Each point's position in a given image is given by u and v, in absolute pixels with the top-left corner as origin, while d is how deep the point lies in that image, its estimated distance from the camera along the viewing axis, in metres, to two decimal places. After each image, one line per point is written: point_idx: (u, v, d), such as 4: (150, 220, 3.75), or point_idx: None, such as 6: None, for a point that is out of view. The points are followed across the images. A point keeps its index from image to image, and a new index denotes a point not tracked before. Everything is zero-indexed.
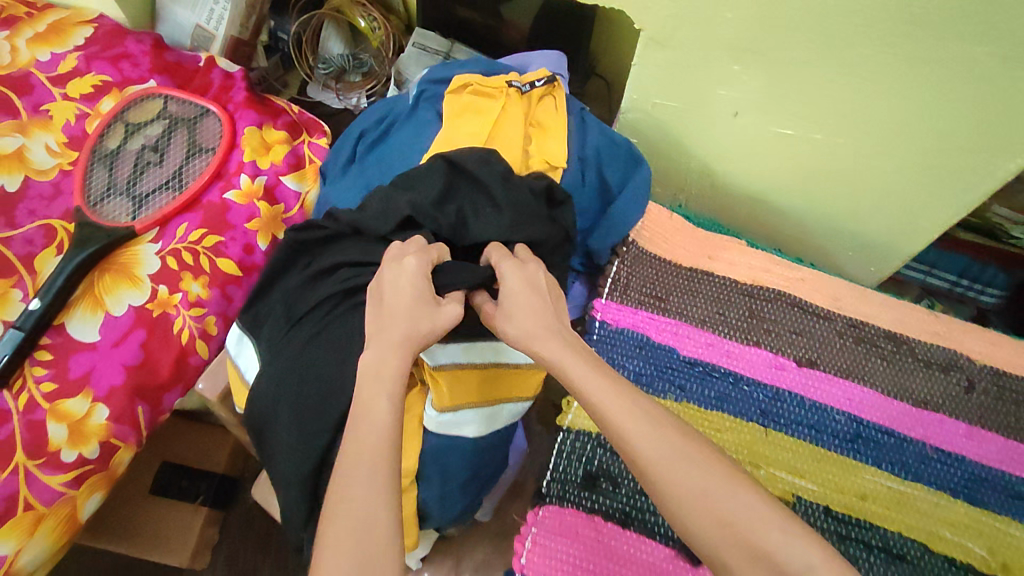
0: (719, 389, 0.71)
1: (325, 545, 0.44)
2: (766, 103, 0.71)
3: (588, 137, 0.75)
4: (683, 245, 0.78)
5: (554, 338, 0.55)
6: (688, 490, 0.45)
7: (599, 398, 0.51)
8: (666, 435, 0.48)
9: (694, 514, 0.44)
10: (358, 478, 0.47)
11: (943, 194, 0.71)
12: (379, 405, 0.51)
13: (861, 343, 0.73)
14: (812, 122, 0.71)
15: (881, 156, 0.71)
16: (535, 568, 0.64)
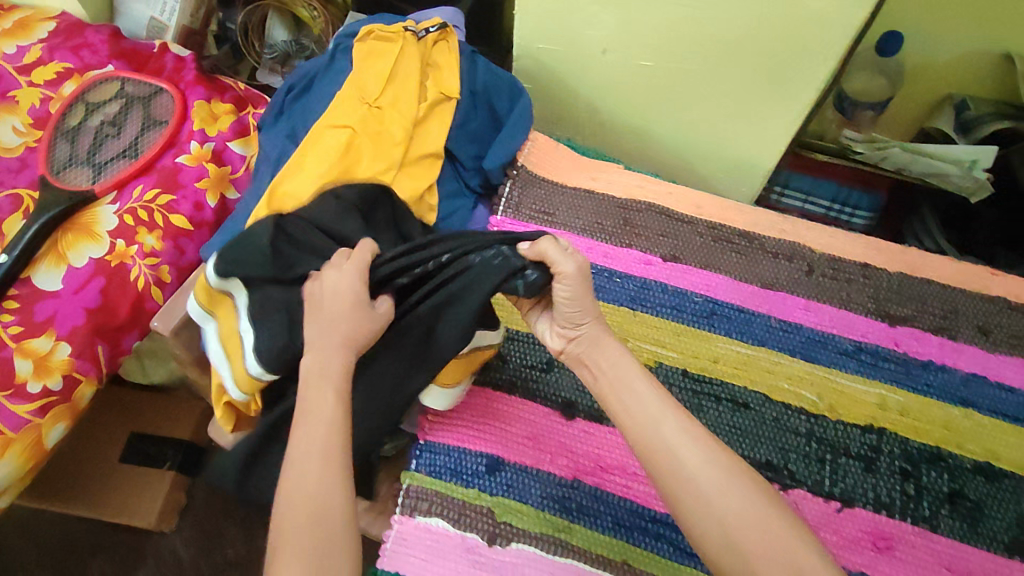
0: (596, 281, 0.82)
1: (279, 533, 0.49)
2: (626, 35, 0.84)
3: (477, 75, 0.88)
4: (567, 166, 0.90)
5: (608, 343, 0.60)
6: (698, 483, 0.50)
7: (627, 393, 0.56)
8: (686, 434, 0.53)
9: (699, 512, 0.50)
10: (312, 476, 0.51)
11: (779, 102, 0.83)
12: (322, 399, 0.54)
13: (718, 242, 0.84)
14: (665, 48, 0.83)
15: (725, 73, 0.83)
16: (435, 432, 0.72)
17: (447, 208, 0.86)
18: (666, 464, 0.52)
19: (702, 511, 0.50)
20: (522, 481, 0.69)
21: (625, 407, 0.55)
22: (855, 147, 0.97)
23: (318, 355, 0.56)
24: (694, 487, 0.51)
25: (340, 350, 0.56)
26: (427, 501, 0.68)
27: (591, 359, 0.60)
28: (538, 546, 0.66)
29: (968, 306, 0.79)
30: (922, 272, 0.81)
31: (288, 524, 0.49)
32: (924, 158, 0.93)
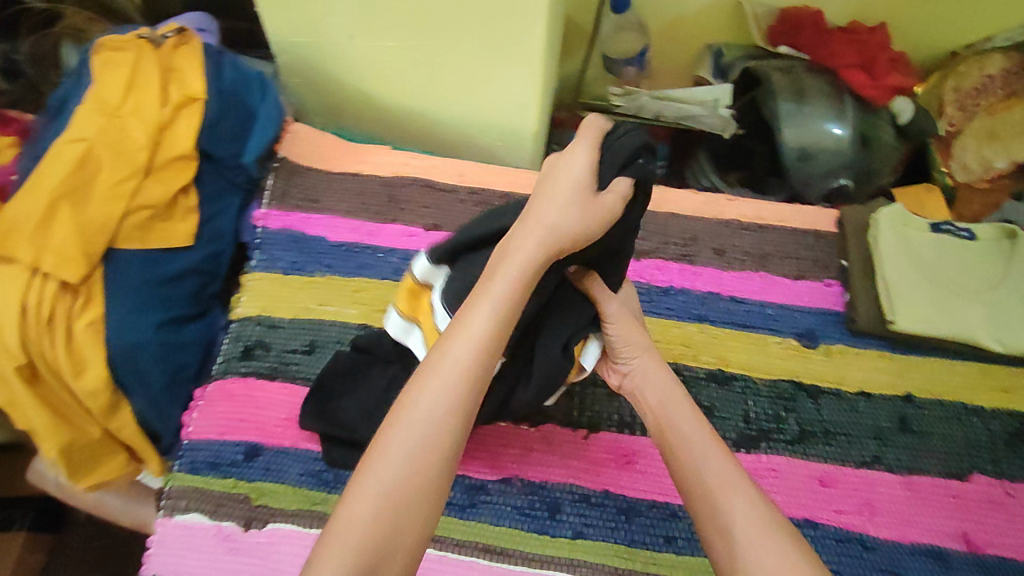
0: (361, 259, 0.83)
1: (372, 457, 0.44)
2: (365, 21, 0.86)
3: (223, 75, 0.88)
4: (330, 152, 0.92)
5: (656, 369, 0.61)
6: (712, 496, 0.48)
7: (671, 414, 0.56)
8: (719, 452, 0.51)
9: (705, 511, 0.48)
10: (417, 402, 0.45)
11: (520, 69, 0.87)
12: (473, 324, 0.48)
13: (478, 206, 0.88)
14: (403, 28, 0.85)
15: (463, 46, 0.86)
16: (198, 430, 0.73)
17: (207, 211, 0.86)
18: (689, 472, 0.50)
19: (711, 517, 0.47)
20: (279, 463, 0.71)
21: (671, 423, 0.55)
22: (616, 101, 1.05)
23: (513, 263, 0.50)
24: (705, 496, 0.48)
25: (541, 240, 0.51)
26: (185, 499, 0.70)
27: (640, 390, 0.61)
28: (296, 522, 0.67)
29: (704, 228, 0.86)
30: (665, 207, 0.88)
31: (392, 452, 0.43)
32: (672, 103, 1.01)
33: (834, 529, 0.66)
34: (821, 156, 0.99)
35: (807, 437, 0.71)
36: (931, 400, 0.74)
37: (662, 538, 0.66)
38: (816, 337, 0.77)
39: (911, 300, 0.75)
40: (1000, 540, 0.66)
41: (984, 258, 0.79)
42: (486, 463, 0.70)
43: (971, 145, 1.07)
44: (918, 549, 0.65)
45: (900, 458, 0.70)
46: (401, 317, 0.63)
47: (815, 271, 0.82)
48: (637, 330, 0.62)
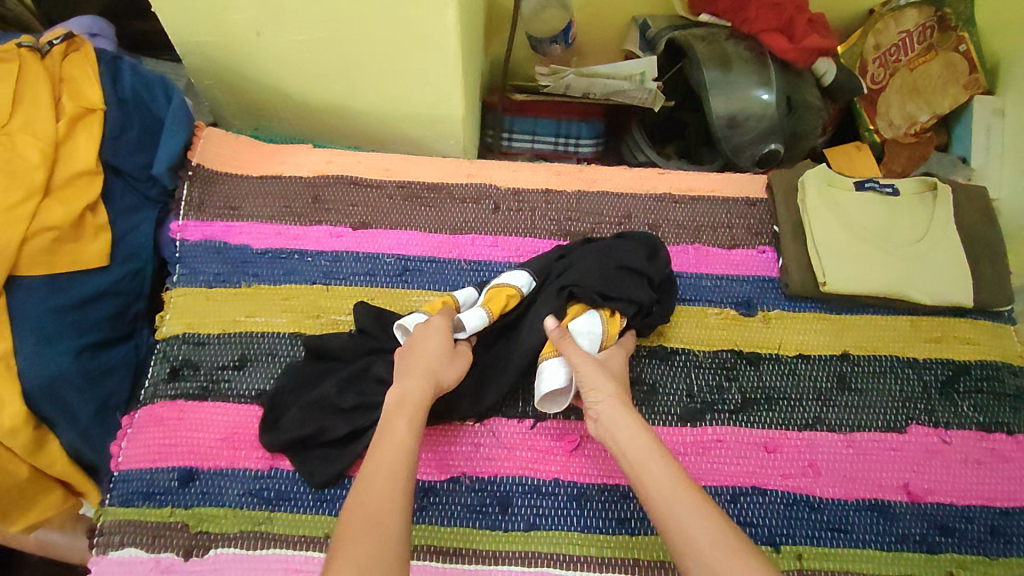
0: (288, 265, 0.80)
1: (342, 544, 0.47)
2: (268, 17, 0.80)
3: (122, 81, 0.83)
4: (248, 155, 0.88)
5: (624, 407, 0.59)
6: (680, 521, 0.49)
7: (635, 447, 0.56)
8: (681, 481, 0.52)
9: (673, 532, 0.49)
10: (371, 492, 0.51)
11: (439, 55, 0.84)
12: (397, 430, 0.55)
13: (407, 199, 0.85)
14: (309, 22, 0.80)
15: (376, 35, 0.81)
16: (129, 459, 0.70)
17: (126, 224, 0.82)
18: (659, 504, 0.51)
19: (680, 541, 0.48)
20: (217, 486, 0.68)
21: (637, 458, 0.55)
22: (542, 82, 1.03)
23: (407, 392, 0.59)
24: (674, 523, 0.49)
25: (425, 381, 0.60)
26: (119, 533, 0.66)
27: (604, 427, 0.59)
28: (238, 546, 0.65)
29: (637, 203, 0.85)
30: (598, 185, 0.87)
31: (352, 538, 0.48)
32: (598, 79, 0.99)
33: (781, 493, 0.67)
34: (748, 123, 0.99)
35: (750, 405, 0.72)
36: (866, 356, 0.75)
37: (615, 521, 0.66)
38: (753, 305, 0.78)
39: (841, 261, 0.76)
40: (939, 487, 0.68)
41: (908, 213, 0.80)
42: (433, 464, 0.68)
43: (895, 101, 1.12)
44: (862, 504, 0.67)
45: (840, 417, 0.71)
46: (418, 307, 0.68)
47: (748, 239, 0.83)
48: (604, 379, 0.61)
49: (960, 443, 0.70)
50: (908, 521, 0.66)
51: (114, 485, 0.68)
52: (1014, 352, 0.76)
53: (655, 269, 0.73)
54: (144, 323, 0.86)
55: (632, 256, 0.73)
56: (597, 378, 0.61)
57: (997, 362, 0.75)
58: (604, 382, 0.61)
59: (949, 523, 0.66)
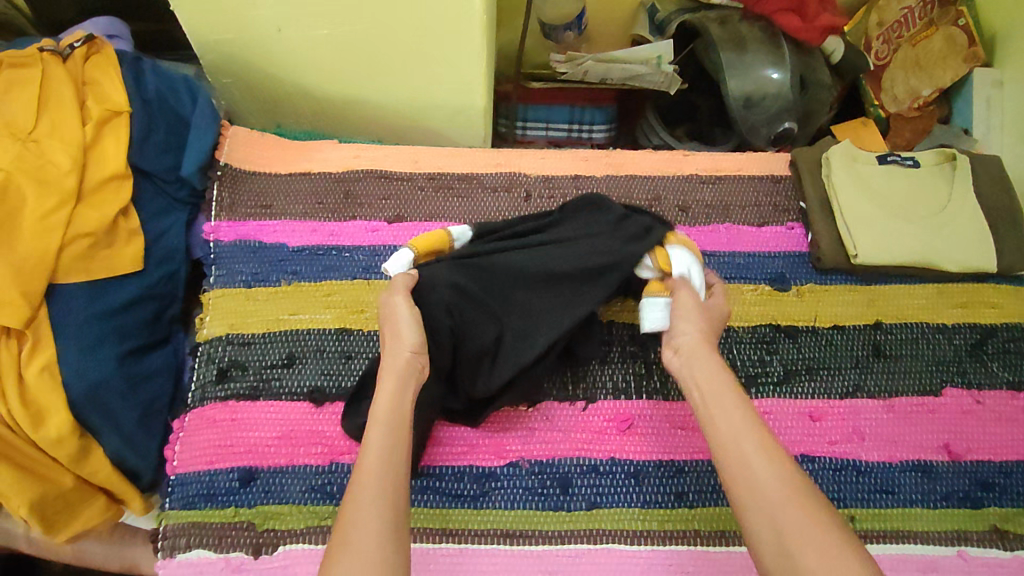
0: (326, 261, 0.80)
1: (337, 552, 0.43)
2: (291, 12, 0.79)
3: (145, 82, 0.81)
4: (274, 153, 0.87)
5: (705, 345, 0.59)
6: (748, 463, 0.48)
7: (711, 387, 0.55)
8: (754, 425, 0.51)
9: (736, 472, 0.48)
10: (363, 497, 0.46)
11: (464, 45, 0.84)
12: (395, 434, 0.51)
13: (439, 190, 0.85)
14: (334, 16, 0.80)
15: (400, 27, 0.81)
16: (184, 462, 0.70)
17: (156, 227, 0.81)
18: (726, 444, 0.50)
19: (745, 481, 0.48)
20: (278, 484, 0.68)
21: (712, 394, 0.54)
22: (559, 69, 1.03)
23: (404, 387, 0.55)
24: (739, 464, 0.49)
25: (400, 372, 0.56)
26: (184, 537, 0.66)
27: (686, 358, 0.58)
28: (306, 541, 0.65)
29: (665, 185, 0.87)
30: (626, 169, 0.88)
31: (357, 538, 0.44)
32: (615, 64, 1.00)
33: (830, 460, 0.70)
34: (763, 102, 1.01)
35: (793, 377, 0.74)
36: (899, 323, 0.78)
37: (673, 495, 0.68)
38: (787, 281, 0.80)
39: (872, 233, 0.78)
40: (977, 445, 0.71)
41: (929, 184, 0.83)
42: (491, 450, 0.69)
43: (899, 76, 1.15)
44: (906, 465, 0.70)
45: (879, 383, 0.74)
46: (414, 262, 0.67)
47: (776, 216, 0.85)
48: (701, 317, 0.61)
49: (993, 402, 0.73)
50: (950, 479, 0.69)
51: (173, 489, 0.68)
52: None
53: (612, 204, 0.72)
54: (179, 325, 0.85)
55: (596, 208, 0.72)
56: (690, 318, 0.61)
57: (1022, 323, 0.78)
58: (696, 322, 0.60)
59: (989, 479, 0.69)
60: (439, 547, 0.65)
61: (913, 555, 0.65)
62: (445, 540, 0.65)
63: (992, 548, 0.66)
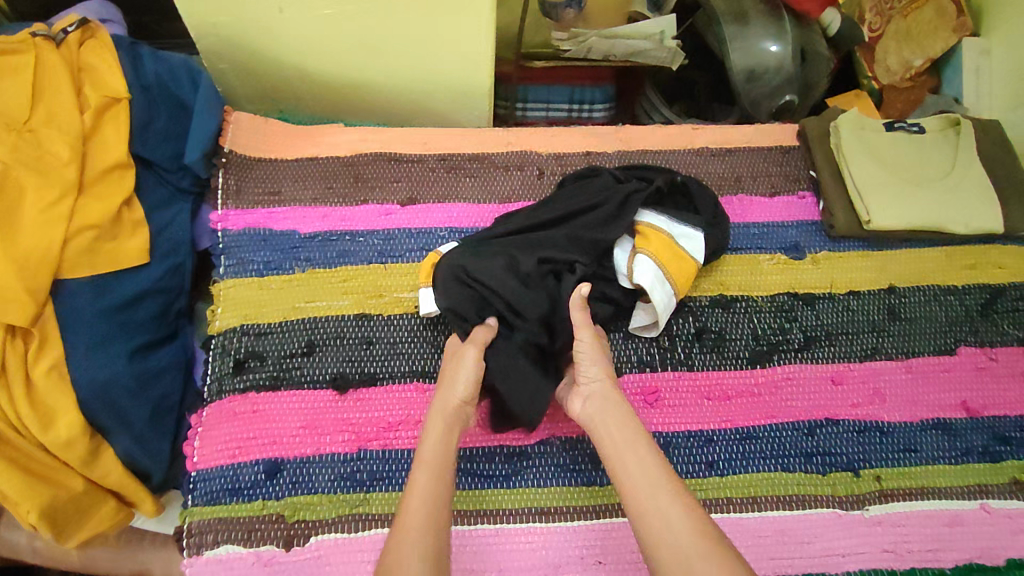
0: (341, 247, 0.78)
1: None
2: None
3: (143, 68, 0.78)
4: (278, 138, 0.85)
5: (615, 396, 0.61)
6: (663, 513, 0.50)
7: (625, 435, 0.57)
8: (668, 479, 0.53)
9: (652, 524, 0.50)
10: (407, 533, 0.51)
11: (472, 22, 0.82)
12: (439, 438, 0.59)
13: (451, 171, 0.84)
14: None
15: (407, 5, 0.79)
16: (206, 458, 0.68)
17: (161, 217, 0.78)
18: (640, 496, 0.52)
19: (662, 533, 0.49)
20: (306, 474, 0.66)
21: (625, 441, 0.56)
22: (563, 46, 1.02)
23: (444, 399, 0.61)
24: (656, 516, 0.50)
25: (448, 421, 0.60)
26: (212, 532, 0.64)
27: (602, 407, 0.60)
28: (339, 530, 0.64)
29: (677, 159, 0.87)
30: (636, 145, 0.88)
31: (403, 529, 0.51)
32: (620, 40, 0.99)
33: (852, 422, 0.71)
34: (766, 75, 1.01)
35: (813, 343, 0.75)
36: (911, 287, 0.79)
37: (704, 464, 0.68)
38: (802, 249, 0.81)
39: (883, 198, 0.79)
40: (993, 401, 0.72)
41: (933, 149, 0.84)
42: (521, 429, 0.69)
43: (891, 46, 1.16)
44: (927, 424, 0.71)
45: (895, 345, 0.75)
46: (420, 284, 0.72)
47: (787, 186, 0.85)
48: (603, 358, 0.64)
49: (1005, 358, 0.75)
50: (969, 435, 0.71)
51: (196, 485, 0.66)
52: None
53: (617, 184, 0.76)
54: (186, 320, 0.83)
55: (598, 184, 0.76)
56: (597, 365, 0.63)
57: None
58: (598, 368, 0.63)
59: (1007, 433, 0.71)
60: (476, 528, 0.64)
61: (941, 510, 0.66)
62: (481, 521, 0.65)
63: (1015, 500, 0.67)
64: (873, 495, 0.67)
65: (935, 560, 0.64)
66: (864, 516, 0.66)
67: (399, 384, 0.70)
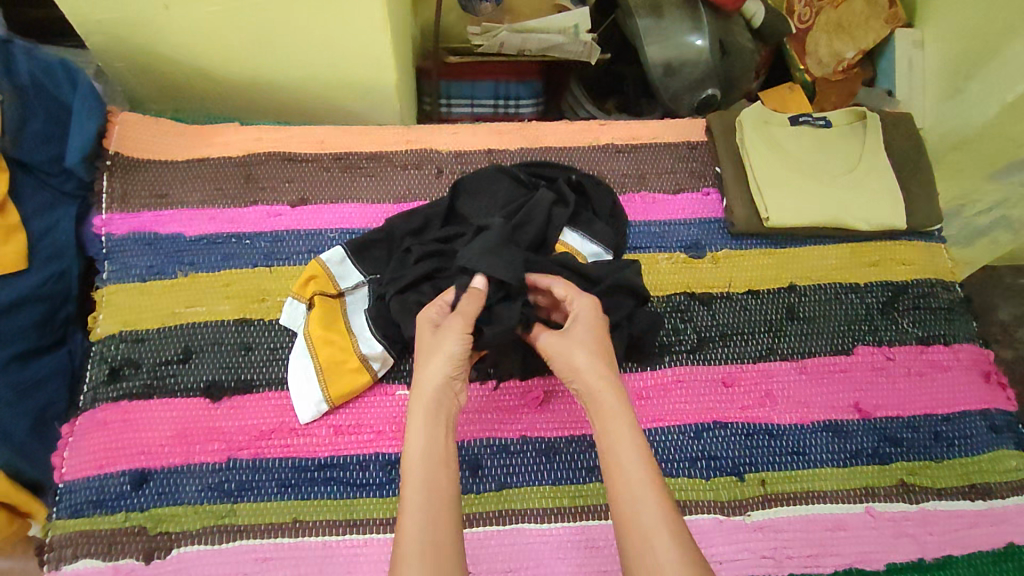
0: (226, 250, 0.76)
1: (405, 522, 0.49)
2: None
3: (17, 67, 0.74)
4: (169, 140, 0.82)
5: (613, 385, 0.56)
6: (647, 540, 0.47)
7: (608, 433, 0.53)
8: (653, 491, 0.50)
9: (636, 556, 0.47)
10: (427, 476, 0.52)
11: (369, 24, 0.78)
12: (436, 432, 0.55)
13: (346, 171, 0.82)
14: None
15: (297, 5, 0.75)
16: (73, 469, 0.66)
17: (42, 222, 0.75)
18: (625, 520, 0.49)
19: (648, 565, 0.46)
20: (173, 484, 0.65)
21: (610, 451, 0.52)
22: (475, 41, 0.99)
23: (429, 382, 0.56)
24: (640, 541, 0.47)
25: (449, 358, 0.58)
26: (72, 546, 0.63)
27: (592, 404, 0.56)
28: (202, 542, 0.62)
29: (580, 156, 0.85)
30: (540, 142, 0.86)
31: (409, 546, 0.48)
32: (534, 35, 0.97)
33: (741, 425, 0.69)
34: (684, 69, 0.99)
35: (706, 344, 0.73)
36: (812, 285, 0.77)
37: (585, 470, 0.67)
38: (702, 247, 0.79)
39: (783, 195, 0.77)
40: (887, 402, 0.71)
41: (840, 144, 0.82)
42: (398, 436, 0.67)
43: (822, 39, 1.09)
44: (817, 427, 0.69)
45: (791, 345, 0.73)
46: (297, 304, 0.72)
47: (692, 182, 0.83)
48: (585, 342, 0.58)
49: (903, 357, 0.74)
50: (860, 437, 0.69)
51: (59, 497, 0.65)
52: (944, 268, 0.80)
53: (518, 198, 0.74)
54: (77, 326, 0.79)
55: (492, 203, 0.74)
56: (575, 352, 0.58)
57: (931, 279, 0.79)
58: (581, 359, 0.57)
59: (897, 434, 0.70)
60: (343, 539, 0.63)
61: (823, 514, 0.65)
62: (350, 532, 0.63)
63: (899, 502, 0.66)
64: (757, 500, 0.66)
65: (814, 566, 0.63)
66: (745, 522, 0.64)
67: (274, 391, 0.69)
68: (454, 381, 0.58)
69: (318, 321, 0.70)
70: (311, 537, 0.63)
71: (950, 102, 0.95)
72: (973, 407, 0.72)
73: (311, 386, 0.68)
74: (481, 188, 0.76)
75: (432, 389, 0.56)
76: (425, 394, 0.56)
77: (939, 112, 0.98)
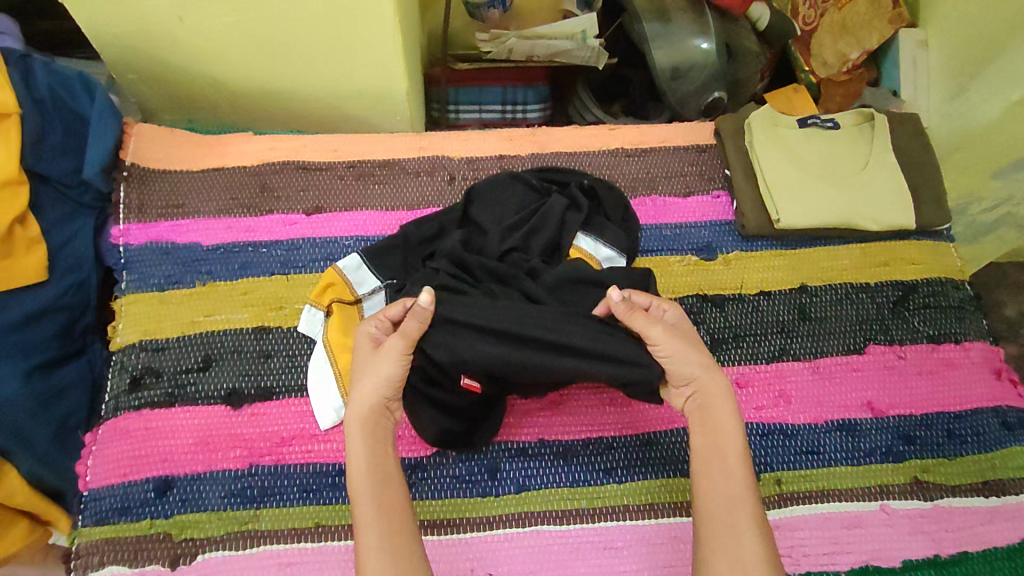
0: (243, 259, 0.77)
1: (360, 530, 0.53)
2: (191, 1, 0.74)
3: (35, 82, 0.75)
4: (185, 150, 0.83)
5: (719, 382, 0.58)
6: (738, 536, 0.52)
7: (720, 432, 0.57)
8: (747, 492, 0.54)
9: (721, 543, 0.52)
10: (372, 488, 0.54)
11: (382, 35, 0.79)
12: (378, 444, 0.56)
13: (360, 178, 0.83)
14: (239, 6, 0.75)
15: (310, 17, 0.76)
16: (97, 477, 0.67)
17: (61, 234, 0.75)
18: (717, 510, 0.54)
19: (730, 554, 0.52)
20: (196, 491, 0.66)
21: (717, 446, 0.56)
22: (485, 48, 1.00)
23: (362, 403, 0.57)
24: (728, 533, 0.53)
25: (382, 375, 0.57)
26: (98, 553, 0.63)
27: (700, 403, 0.58)
28: (226, 548, 0.63)
29: (590, 161, 0.85)
30: (551, 147, 0.87)
31: (368, 550, 0.52)
32: (542, 42, 0.98)
33: (756, 425, 0.70)
34: (691, 73, 1.00)
35: (720, 345, 0.74)
36: (823, 286, 0.78)
37: (602, 471, 0.68)
38: (713, 250, 0.80)
39: (793, 196, 0.78)
40: (899, 400, 0.72)
41: (849, 146, 0.83)
42: (416, 441, 0.68)
43: (826, 41, 1.09)
44: (832, 426, 0.70)
45: (804, 345, 0.74)
46: (314, 311, 0.73)
47: (702, 185, 0.84)
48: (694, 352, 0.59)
49: (914, 356, 0.74)
50: (874, 436, 0.70)
51: (84, 505, 0.65)
52: (953, 267, 0.81)
53: (528, 203, 0.76)
54: (95, 337, 0.79)
55: (502, 208, 0.76)
56: (693, 355, 0.58)
57: (940, 277, 0.80)
58: (700, 361, 0.58)
59: (911, 432, 0.71)
60: None
61: (839, 512, 0.66)
62: None
63: (913, 499, 0.67)
64: (773, 499, 0.66)
65: (831, 564, 0.63)
66: None
67: (293, 398, 0.70)
68: (390, 398, 0.58)
69: (338, 329, 0.71)
70: (334, 541, 0.64)
71: (955, 102, 0.96)
72: (985, 404, 0.73)
73: (331, 392, 0.69)
74: (490, 194, 0.77)
75: (364, 408, 0.57)
76: (357, 414, 0.57)
77: (945, 111, 0.98)
